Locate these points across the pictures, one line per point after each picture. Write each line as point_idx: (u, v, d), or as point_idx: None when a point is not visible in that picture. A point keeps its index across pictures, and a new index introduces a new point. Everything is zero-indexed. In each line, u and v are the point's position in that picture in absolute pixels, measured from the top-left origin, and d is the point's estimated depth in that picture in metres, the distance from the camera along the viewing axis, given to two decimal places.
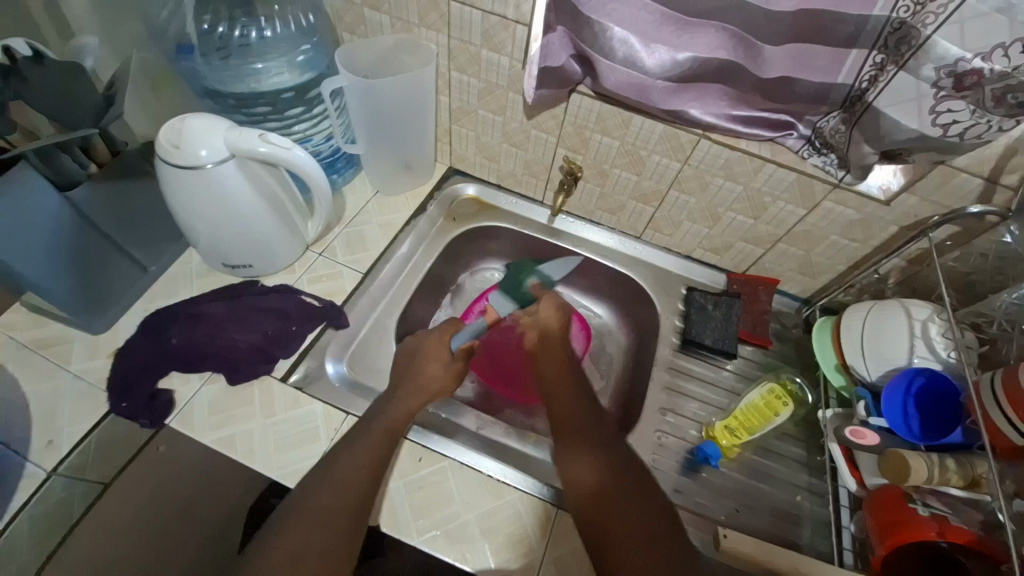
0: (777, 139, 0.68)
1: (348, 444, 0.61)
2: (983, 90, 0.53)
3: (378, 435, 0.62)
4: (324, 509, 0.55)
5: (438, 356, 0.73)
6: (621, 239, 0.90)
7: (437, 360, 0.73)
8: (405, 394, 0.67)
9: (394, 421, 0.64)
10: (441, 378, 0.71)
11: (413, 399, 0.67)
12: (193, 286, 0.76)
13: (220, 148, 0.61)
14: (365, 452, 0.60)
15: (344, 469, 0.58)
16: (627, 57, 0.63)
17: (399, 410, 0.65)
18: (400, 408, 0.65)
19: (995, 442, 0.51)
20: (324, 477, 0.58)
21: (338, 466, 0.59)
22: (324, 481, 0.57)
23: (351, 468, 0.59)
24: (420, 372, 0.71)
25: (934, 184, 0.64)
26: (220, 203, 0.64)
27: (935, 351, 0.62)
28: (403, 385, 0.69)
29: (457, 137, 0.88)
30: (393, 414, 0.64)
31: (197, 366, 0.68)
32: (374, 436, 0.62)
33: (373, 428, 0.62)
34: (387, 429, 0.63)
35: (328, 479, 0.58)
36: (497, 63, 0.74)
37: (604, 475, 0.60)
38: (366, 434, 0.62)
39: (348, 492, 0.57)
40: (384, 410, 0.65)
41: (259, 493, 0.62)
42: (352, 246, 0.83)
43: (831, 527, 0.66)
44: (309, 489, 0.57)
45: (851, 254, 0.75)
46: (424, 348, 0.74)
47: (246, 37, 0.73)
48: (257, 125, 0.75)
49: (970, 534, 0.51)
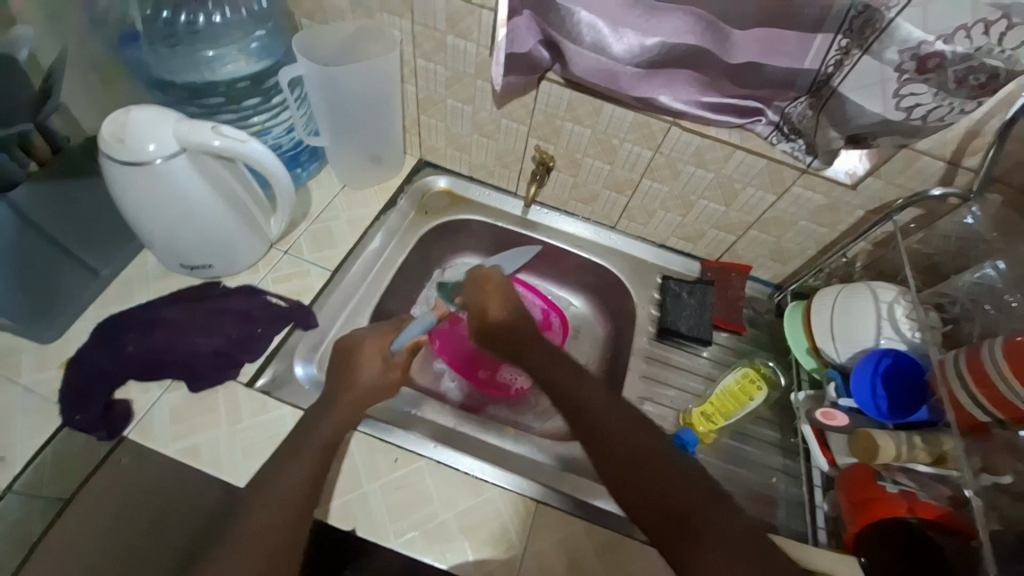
0: (746, 125, 0.68)
1: (280, 467, 0.57)
2: (945, 73, 0.53)
3: (315, 450, 0.58)
4: (263, 525, 0.52)
5: (372, 363, 0.68)
6: (596, 229, 0.90)
7: (371, 367, 0.68)
8: (344, 403, 0.63)
9: (333, 435, 0.60)
10: (376, 386, 0.67)
11: (355, 410, 0.63)
12: (150, 290, 0.71)
13: (169, 143, 0.57)
14: (303, 467, 0.57)
15: (285, 486, 0.55)
16: (595, 43, 0.63)
17: (339, 419, 0.62)
18: (340, 416, 0.62)
19: (960, 419, 0.52)
20: (257, 505, 0.54)
21: (276, 482, 0.56)
22: (257, 506, 0.54)
23: (286, 486, 0.55)
24: (355, 382, 0.66)
25: (899, 167, 0.65)
26: (172, 200, 0.61)
27: (900, 332, 0.63)
28: (338, 396, 0.64)
29: (426, 128, 0.86)
30: (333, 422, 0.61)
31: (157, 373, 0.64)
32: (311, 456, 0.58)
33: (311, 447, 0.59)
34: (324, 443, 0.59)
35: (268, 498, 0.55)
36: (464, 50, 0.72)
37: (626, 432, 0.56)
38: (302, 451, 0.58)
39: (280, 512, 0.53)
40: (325, 420, 0.61)
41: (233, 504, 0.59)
42: (319, 243, 0.80)
43: (804, 507, 0.67)
44: (250, 512, 0.54)
45: (821, 239, 0.76)
46: (360, 349, 0.69)
47: (194, 23, 0.68)
48: (212, 117, 0.71)
49: (939, 509, 0.52)
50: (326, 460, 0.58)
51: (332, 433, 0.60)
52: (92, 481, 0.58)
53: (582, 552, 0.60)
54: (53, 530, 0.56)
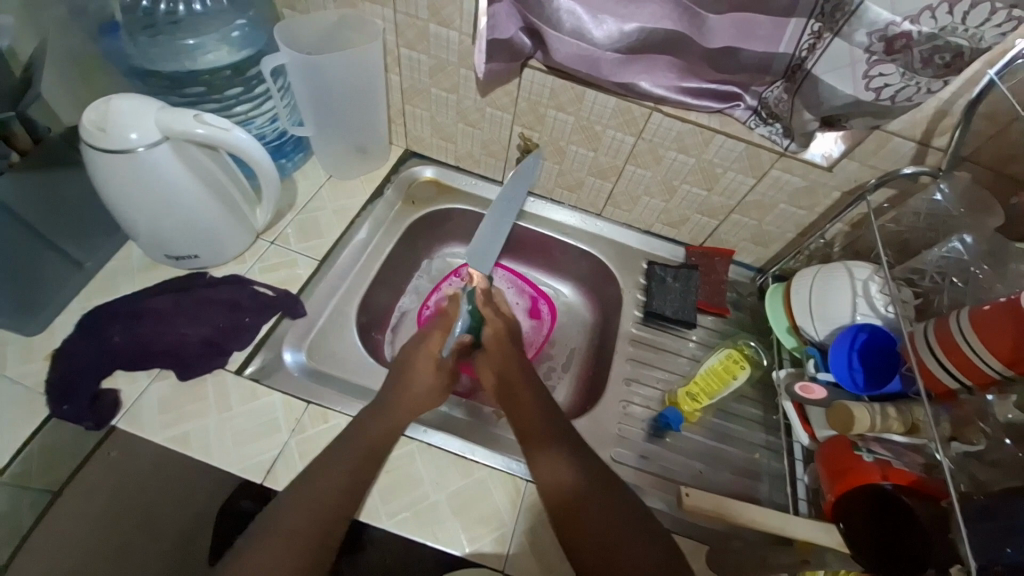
0: (725, 110, 0.70)
1: (312, 472, 0.54)
2: (912, 52, 0.54)
3: (362, 451, 0.57)
4: (298, 531, 0.49)
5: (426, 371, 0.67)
6: (583, 217, 0.91)
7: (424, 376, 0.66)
8: (396, 412, 0.61)
9: (371, 445, 0.57)
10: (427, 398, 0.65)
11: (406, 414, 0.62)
12: (134, 281, 0.71)
13: (151, 131, 0.57)
14: (342, 473, 0.54)
15: (322, 489, 0.52)
16: (575, 29, 0.64)
17: (389, 425, 0.60)
18: (381, 424, 0.59)
19: (931, 387, 0.54)
20: (286, 508, 0.50)
21: (315, 481, 0.53)
22: (295, 498, 0.51)
23: (333, 483, 0.53)
24: (408, 389, 0.64)
25: (871, 148, 0.66)
26: (156, 190, 0.61)
27: (875, 308, 0.65)
28: (393, 404, 0.62)
29: (411, 118, 0.86)
30: (372, 430, 0.58)
31: (145, 363, 0.64)
32: (348, 463, 0.55)
33: (359, 445, 0.57)
34: (369, 448, 0.57)
35: (304, 501, 0.51)
36: (447, 38, 0.72)
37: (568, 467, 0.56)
38: (353, 448, 0.57)
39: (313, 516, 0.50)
40: (374, 423, 0.59)
41: (229, 493, 0.59)
42: (306, 233, 0.80)
43: (786, 480, 0.69)
44: (280, 508, 0.51)
45: (800, 221, 0.78)
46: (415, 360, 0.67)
47: (173, 11, 0.68)
48: (194, 107, 0.71)
49: (913, 475, 0.54)
50: (366, 469, 0.56)
51: (378, 435, 0.58)
52: (80, 475, 0.58)
53: None
54: (46, 521, 0.56)
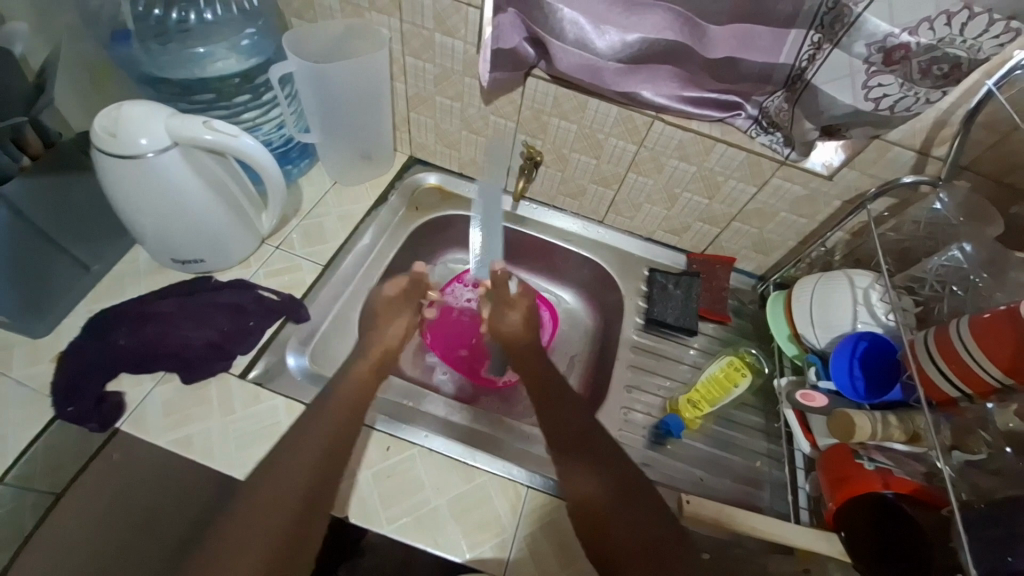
0: (726, 119, 0.70)
1: (280, 466, 0.58)
2: (911, 64, 0.55)
3: (339, 413, 0.62)
4: (274, 523, 0.53)
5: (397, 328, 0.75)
6: (585, 224, 0.92)
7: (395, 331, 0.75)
8: (359, 374, 0.67)
9: (332, 442, 0.60)
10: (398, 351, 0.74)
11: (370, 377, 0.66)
12: (141, 285, 0.72)
13: (161, 137, 0.58)
14: (306, 469, 0.57)
15: (292, 485, 0.56)
16: (577, 39, 0.65)
17: (357, 388, 0.65)
18: (334, 419, 0.61)
19: (931, 395, 0.53)
20: (255, 508, 0.54)
21: (295, 445, 0.59)
22: (280, 463, 0.58)
23: (311, 448, 0.59)
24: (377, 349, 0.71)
25: (872, 158, 0.67)
26: (164, 194, 0.62)
27: (875, 316, 0.65)
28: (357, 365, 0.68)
29: (416, 125, 0.87)
30: (327, 427, 0.60)
31: (149, 365, 0.65)
32: (309, 457, 0.58)
33: (332, 407, 0.62)
34: (350, 409, 0.62)
35: (274, 496, 0.55)
36: (452, 47, 0.73)
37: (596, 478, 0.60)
38: (326, 412, 0.61)
39: (281, 509, 0.54)
40: (345, 388, 0.64)
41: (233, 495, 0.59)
42: (310, 238, 0.81)
43: (787, 488, 0.69)
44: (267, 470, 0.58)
45: (801, 230, 0.78)
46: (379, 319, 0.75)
47: (184, 20, 0.70)
48: (204, 112, 0.72)
49: (914, 483, 0.54)
50: (331, 462, 0.58)
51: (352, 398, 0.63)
52: (84, 476, 0.59)
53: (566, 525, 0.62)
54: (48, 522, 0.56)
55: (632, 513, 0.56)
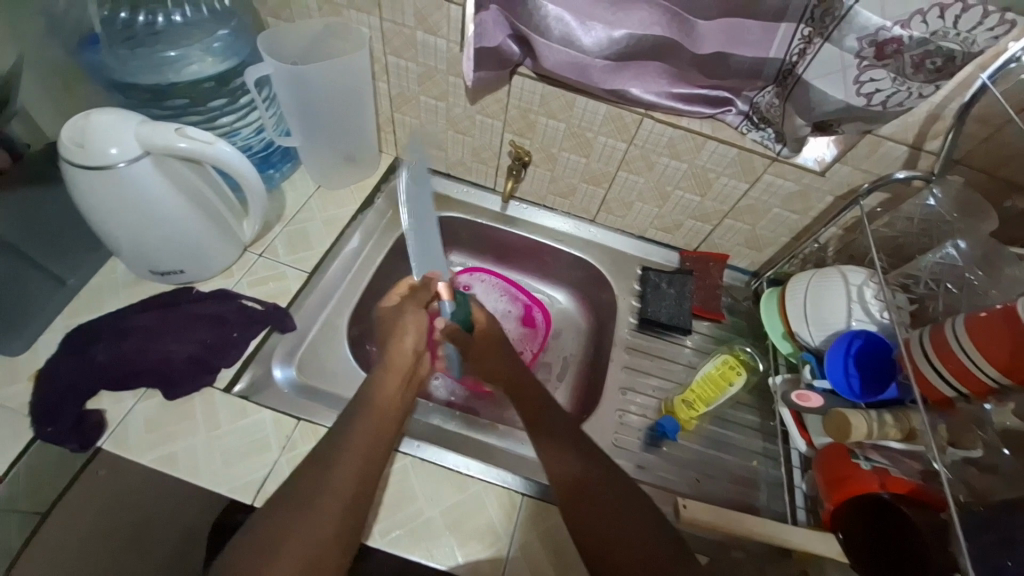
0: (717, 115, 0.69)
1: (325, 462, 0.52)
2: (903, 57, 0.53)
3: (384, 414, 0.59)
4: (325, 532, 0.47)
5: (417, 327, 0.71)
6: (576, 223, 0.90)
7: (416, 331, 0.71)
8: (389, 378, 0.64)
9: (375, 445, 0.55)
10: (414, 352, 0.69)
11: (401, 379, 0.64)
12: (120, 297, 0.69)
13: (132, 146, 0.56)
14: (351, 472, 0.52)
15: (337, 479, 0.51)
16: (563, 36, 0.63)
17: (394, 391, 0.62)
18: (377, 417, 0.58)
19: (927, 395, 0.53)
20: (294, 504, 0.48)
21: (339, 441, 0.55)
22: (325, 460, 0.53)
23: (358, 441, 0.55)
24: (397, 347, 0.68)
25: (864, 152, 0.66)
26: (138, 205, 0.59)
27: (870, 313, 0.64)
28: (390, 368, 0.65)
29: (401, 126, 0.85)
30: (371, 426, 0.57)
31: (130, 382, 0.62)
32: (353, 461, 0.53)
33: (377, 406, 0.59)
34: (391, 411, 0.60)
35: (314, 502, 0.49)
36: (435, 46, 0.71)
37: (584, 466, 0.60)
38: (371, 409, 0.58)
39: (327, 516, 0.48)
40: (383, 387, 0.62)
41: (224, 506, 0.58)
42: (294, 244, 0.79)
43: (784, 488, 0.68)
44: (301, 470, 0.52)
45: (794, 226, 0.77)
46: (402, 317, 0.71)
47: (151, 22, 0.68)
48: (177, 118, 0.70)
49: (910, 483, 0.53)
50: (373, 463, 0.54)
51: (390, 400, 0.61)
52: (70, 493, 0.57)
53: (562, 533, 0.61)
54: (35, 543, 0.55)
55: (629, 534, 0.52)
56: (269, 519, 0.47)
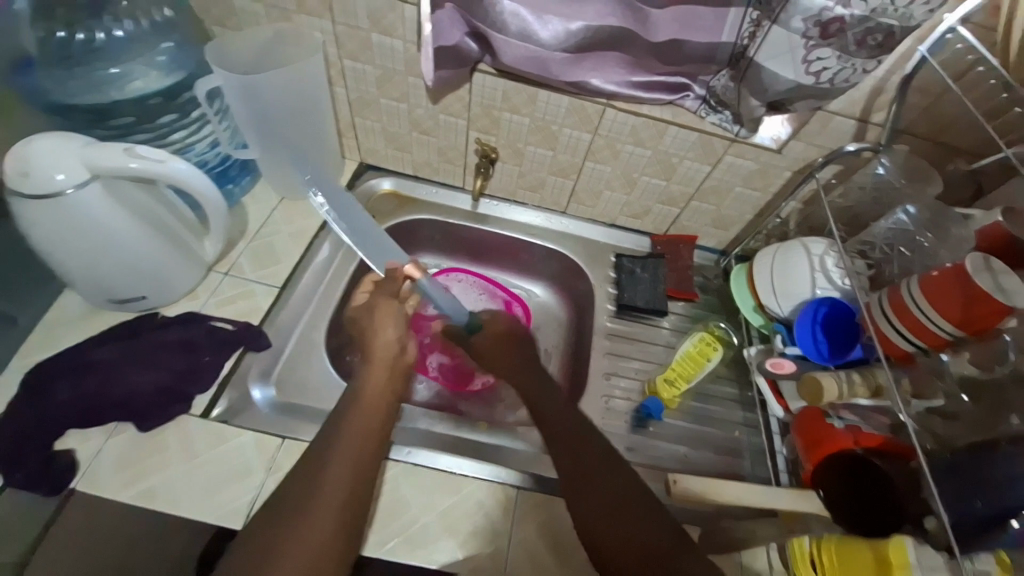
0: (675, 101, 0.71)
1: (313, 476, 0.51)
2: (846, 36, 0.55)
3: (371, 416, 0.57)
4: (320, 536, 0.47)
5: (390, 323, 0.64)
6: (547, 216, 0.91)
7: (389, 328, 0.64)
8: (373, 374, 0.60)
9: (362, 450, 0.54)
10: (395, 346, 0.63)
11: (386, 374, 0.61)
12: (80, 331, 0.66)
13: (79, 170, 0.53)
14: (341, 478, 0.51)
15: (325, 492, 0.50)
16: (521, 31, 0.64)
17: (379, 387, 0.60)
18: (363, 423, 0.56)
19: (889, 352, 0.56)
20: (283, 523, 0.48)
21: (326, 452, 0.53)
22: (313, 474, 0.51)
23: (346, 452, 0.53)
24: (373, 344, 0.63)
25: (816, 128, 0.69)
26: (91, 231, 0.56)
27: (833, 281, 0.68)
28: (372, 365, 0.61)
29: (362, 130, 0.84)
30: (358, 434, 0.55)
31: (97, 419, 0.60)
32: (342, 469, 0.52)
33: (362, 410, 0.57)
34: (377, 414, 0.57)
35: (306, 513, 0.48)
36: (391, 47, 0.70)
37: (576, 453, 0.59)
38: (357, 413, 0.56)
39: (319, 524, 0.48)
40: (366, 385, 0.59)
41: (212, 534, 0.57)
42: (261, 260, 0.76)
43: (766, 454, 0.70)
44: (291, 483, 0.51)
45: (756, 203, 0.80)
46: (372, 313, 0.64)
47: (90, 40, 0.63)
48: (124, 138, 0.66)
49: (880, 437, 0.56)
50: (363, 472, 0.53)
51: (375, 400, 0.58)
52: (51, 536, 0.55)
53: (559, 522, 0.61)
54: None
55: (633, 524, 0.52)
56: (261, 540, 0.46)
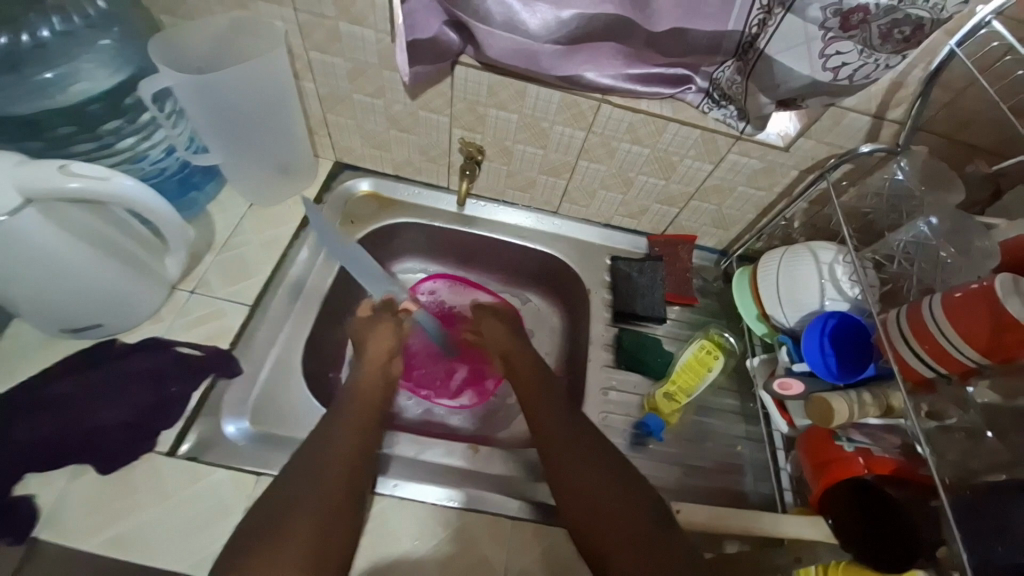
0: (676, 95, 0.65)
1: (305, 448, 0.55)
2: (870, 28, 0.49)
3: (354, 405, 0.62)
4: (316, 497, 0.50)
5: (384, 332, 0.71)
6: (538, 217, 0.85)
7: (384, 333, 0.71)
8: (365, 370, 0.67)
9: (347, 424, 0.59)
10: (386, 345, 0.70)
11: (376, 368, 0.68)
12: (31, 362, 0.60)
13: (9, 195, 0.46)
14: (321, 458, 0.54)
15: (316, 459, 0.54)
16: (506, 20, 0.57)
17: (362, 378, 0.66)
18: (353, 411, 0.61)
19: (908, 378, 0.52)
20: (277, 488, 0.51)
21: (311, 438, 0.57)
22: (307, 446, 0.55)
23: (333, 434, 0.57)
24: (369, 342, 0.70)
25: (828, 125, 0.63)
26: (28, 260, 0.50)
27: (843, 291, 0.64)
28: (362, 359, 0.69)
29: (336, 127, 0.77)
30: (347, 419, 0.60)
31: (57, 461, 0.55)
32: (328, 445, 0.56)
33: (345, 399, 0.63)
34: (359, 407, 0.62)
35: (292, 505, 0.49)
36: (362, 37, 0.63)
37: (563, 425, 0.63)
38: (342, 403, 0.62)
39: (311, 487, 0.51)
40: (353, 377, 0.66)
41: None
42: (230, 275, 0.70)
43: (769, 470, 0.69)
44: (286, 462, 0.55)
45: (759, 203, 0.75)
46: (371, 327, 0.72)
47: (14, 42, 0.56)
48: (64, 151, 0.59)
49: (892, 462, 0.54)
50: (358, 450, 0.57)
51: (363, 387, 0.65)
52: None
53: (564, 553, 0.58)
54: None
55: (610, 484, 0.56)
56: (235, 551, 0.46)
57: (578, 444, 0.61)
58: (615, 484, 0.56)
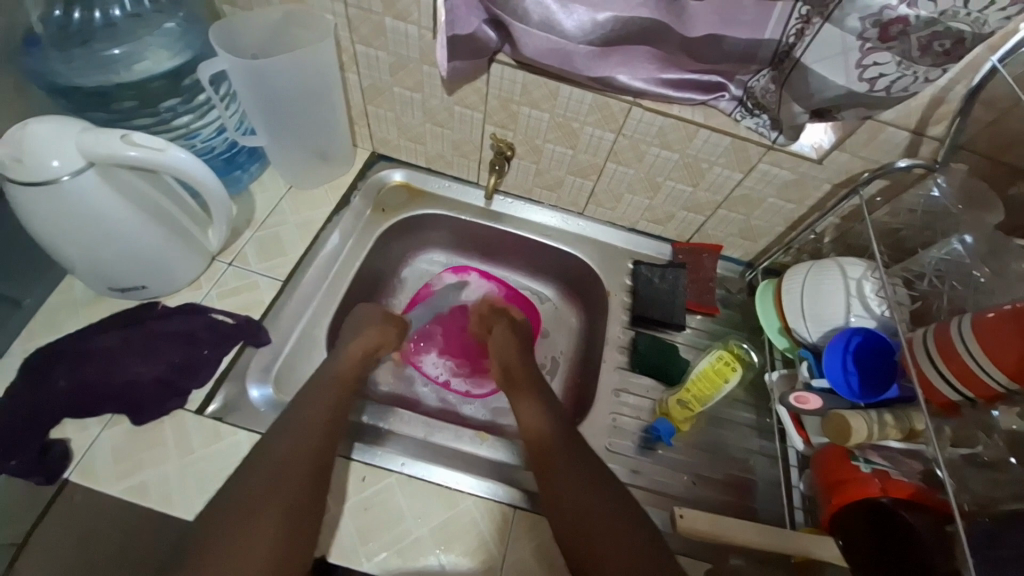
0: (709, 102, 0.65)
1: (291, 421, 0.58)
2: (909, 39, 0.49)
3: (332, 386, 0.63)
4: (294, 476, 0.54)
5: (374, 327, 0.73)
6: (564, 217, 0.86)
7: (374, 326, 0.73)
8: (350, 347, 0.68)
9: (328, 400, 0.61)
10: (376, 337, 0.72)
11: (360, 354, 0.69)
12: (80, 316, 0.65)
13: (75, 158, 0.51)
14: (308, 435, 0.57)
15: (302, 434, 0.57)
16: (543, 21, 0.59)
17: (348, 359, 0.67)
18: (334, 390, 0.63)
19: (931, 399, 0.50)
20: (275, 462, 0.54)
21: (295, 414, 0.59)
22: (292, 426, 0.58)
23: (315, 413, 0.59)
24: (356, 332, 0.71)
25: (864, 139, 0.62)
26: (86, 220, 0.55)
27: (869, 309, 0.62)
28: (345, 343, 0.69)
29: (375, 119, 0.80)
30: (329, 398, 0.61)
31: (94, 409, 0.59)
32: (317, 423, 0.58)
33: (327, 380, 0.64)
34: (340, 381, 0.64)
35: (276, 488, 0.52)
36: (405, 32, 0.66)
37: (547, 428, 0.64)
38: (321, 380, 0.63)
39: (297, 467, 0.54)
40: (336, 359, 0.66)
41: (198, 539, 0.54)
42: (266, 251, 0.74)
43: (780, 488, 0.68)
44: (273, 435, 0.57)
45: (789, 215, 0.74)
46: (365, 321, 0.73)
47: (88, 20, 0.62)
48: (126, 122, 0.65)
49: (910, 487, 0.52)
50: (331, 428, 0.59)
51: (343, 367, 0.66)
52: (42, 524, 0.53)
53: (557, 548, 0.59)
54: None
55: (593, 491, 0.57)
56: (222, 538, 0.49)
57: (565, 448, 0.61)
58: (593, 490, 0.57)
